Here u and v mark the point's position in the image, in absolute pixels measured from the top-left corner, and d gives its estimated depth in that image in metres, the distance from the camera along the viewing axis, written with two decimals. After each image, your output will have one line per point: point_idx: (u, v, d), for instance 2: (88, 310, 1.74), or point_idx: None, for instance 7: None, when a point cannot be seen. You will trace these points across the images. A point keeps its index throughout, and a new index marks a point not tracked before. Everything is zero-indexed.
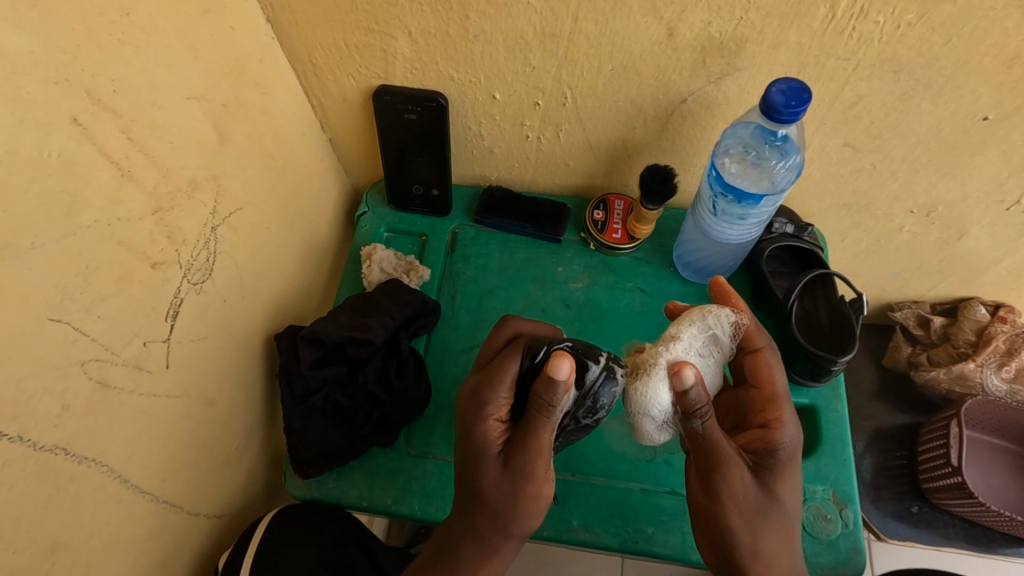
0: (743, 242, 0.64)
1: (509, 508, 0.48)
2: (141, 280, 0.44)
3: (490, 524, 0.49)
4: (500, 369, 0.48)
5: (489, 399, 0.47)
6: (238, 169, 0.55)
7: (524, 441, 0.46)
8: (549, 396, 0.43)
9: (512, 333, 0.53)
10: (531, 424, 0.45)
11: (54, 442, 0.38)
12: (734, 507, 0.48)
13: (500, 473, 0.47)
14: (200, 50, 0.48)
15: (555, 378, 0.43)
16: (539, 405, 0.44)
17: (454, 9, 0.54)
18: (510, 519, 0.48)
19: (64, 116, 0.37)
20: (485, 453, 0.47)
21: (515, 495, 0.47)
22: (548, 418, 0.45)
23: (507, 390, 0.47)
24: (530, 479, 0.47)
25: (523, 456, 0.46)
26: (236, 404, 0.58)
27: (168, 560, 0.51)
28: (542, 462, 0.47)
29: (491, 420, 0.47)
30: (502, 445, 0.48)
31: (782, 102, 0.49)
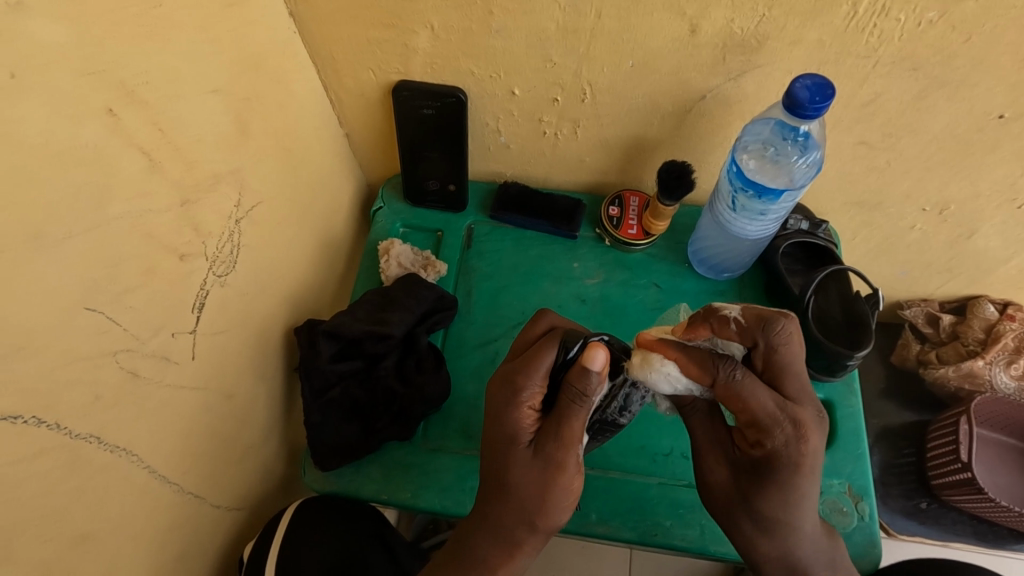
0: (760, 238, 0.65)
1: (539, 500, 0.47)
2: (167, 271, 0.44)
3: (517, 517, 0.48)
4: (535, 357, 0.47)
5: (522, 386, 0.47)
6: (258, 162, 0.55)
7: (556, 429, 0.46)
8: (583, 384, 0.44)
9: (548, 326, 0.53)
10: (564, 411, 0.45)
11: (87, 431, 0.39)
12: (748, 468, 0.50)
13: (531, 461, 0.47)
14: (224, 44, 0.48)
15: (592, 366, 0.44)
16: (573, 394, 0.45)
17: (476, 5, 0.54)
18: (538, 511, 0.47)
19: (98, 106, 0.37)
20: (515, 441, 0.47)
21: (545, 487, 0.47)
22: (581, 407, 0.45)
23: (541, 379, 0.47)
24: (561, 469, 0.46)
25: (555, 444, 0.46)
26: (255, 397, 0.58)
27: (191, 551, 0.51)
28: (574, 454, 0.46)
29: (525, 407, 0.47)
30: (533, 434, 0.48)
31: (808, 98, 0.49)
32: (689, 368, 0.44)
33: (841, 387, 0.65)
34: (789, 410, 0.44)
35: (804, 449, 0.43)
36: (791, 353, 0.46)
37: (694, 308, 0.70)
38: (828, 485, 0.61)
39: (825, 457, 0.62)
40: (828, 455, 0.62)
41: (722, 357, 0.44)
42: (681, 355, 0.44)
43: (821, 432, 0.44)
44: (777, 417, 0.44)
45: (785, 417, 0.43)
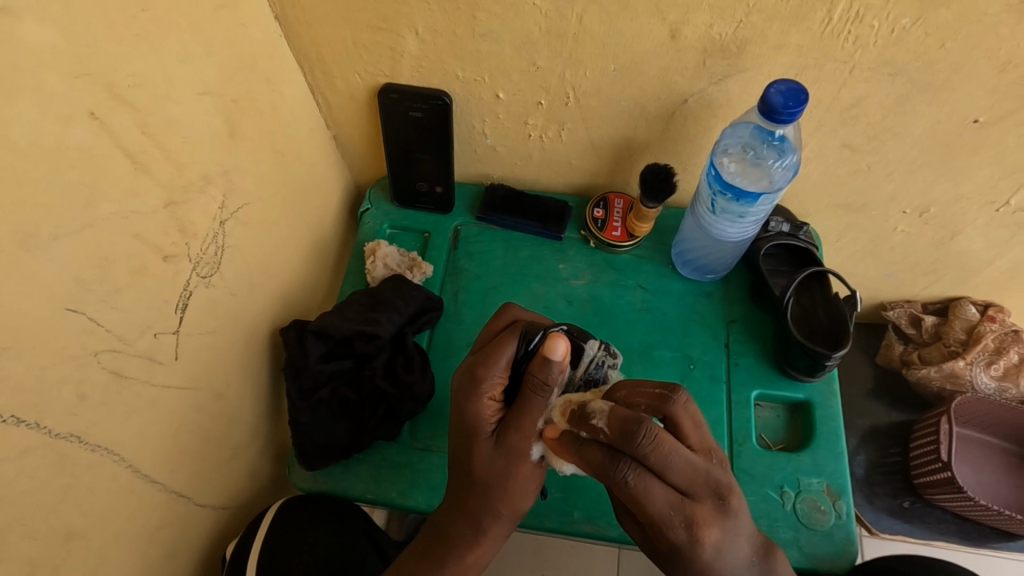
0: (741, 240, 0.66)
1: (502, 488, 0.49)
2: (154, 272, 0.45)
3: (483, 503, 0.50)
4: (494, 349, 0.48)
5: (483, 377, 0.47)
6: (246, 164, 0.55)
7: (517, 417, 0.47)
8: (544, 372, 0.44)
9: (511, 320, 0.53)
10: (527, 402, 0.46)
11: (71, 430, 0.39)
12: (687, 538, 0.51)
13: (494, 451, 0.48)
14: (213, 46, 0.48)
15: (552, 352, 0.44)
16: (534, 384, 0.45)
17: (462, 9, 0.55)
18: (503, 497, 0.49)
19: (83, 110, 0.37)
20: (478, 431, 0.48)
21: (507, 473, 0.49)
22: (543, 396, 0.46)
23: (502, 369, 0.48)
24: (521, 457, 0.48)
25: (515, 433, 0.48)
26: (243, 397, 0.58)
27: (178, 550, 0.52)
28: (534, 443, 0.48)
29: (485, 399, 0.48)
30: (495, 425, 0.49)
31: (781, 103, 0.50)
32: (638, 403, 0.46)
33: (822, 387, 0.66)
34: (712, 477, 0.43)
35: (699, 546, 0.42)
36: (665, 455, 0.41)
37: (680, 309, 0.71)
38: (808, 483, 0.62)
39: (806, 456, 0.63)
40: (808, 454, 0.63)
41: (616, 456, 0.43)
42: (632, 388, 0.46)
43: (722, 519, 0.43)
44: (693, 500, 0.43)
45: (700, 495, 0.43)
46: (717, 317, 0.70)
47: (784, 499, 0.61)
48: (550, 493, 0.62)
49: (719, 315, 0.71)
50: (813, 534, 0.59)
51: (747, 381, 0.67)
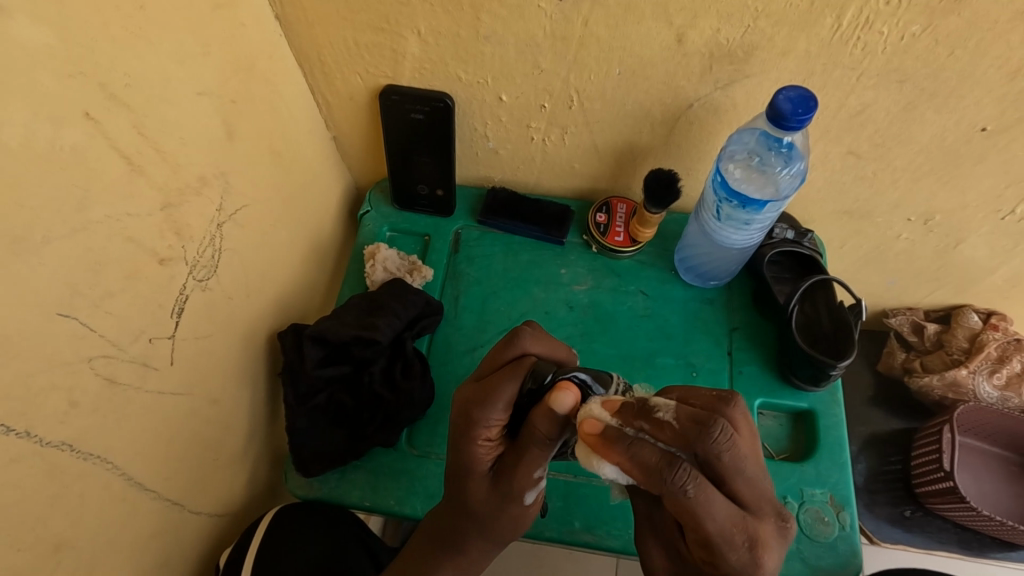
0: (746, 247, 0.65)
1: (498, 525, 0.49)
2: (148, 276, 0.44)
3: (477, 537, 0.49)
4: (493, 391, 0.46)
5: (480, 419, 0.46)
6: (244, 166, 0.54)
7: (514, 458, 0.46)
8: (548, 425, 0.43)
9: (519, 352, 0.49)
10: (526, 449, 0.45)
11: (61, 439, 0.38)
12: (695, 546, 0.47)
13: (488, 490, 0.48)
14: (212, 46, 0.47)
15: (561, 401, 0.42)
16: (537, 435, 0.44)
17: (465, 10, 0.54)
18: (496, 532, 0.49)
19: (77, 111, 0.36)
20: (473, 471, 0.47)
21: (501, 512, 0.48)
22: (546, 446, 0.45)
23: (502, 411, 0.46)
24: (515, 498, 0.47)
25: (508, 477, 0.47)
26: (239, 403, 0.58)
27: (170, 559, 0.51)
28: (531, 487, 0.47)
29: (480, 441, 0.46)
30: (491, 464, 0.48)
31: (790, 110, 0.49)
32: (633, 471, 0.40)
33: (826, 396, 0.65)
34: (765, 501, 0.42)
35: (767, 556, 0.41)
36: (749, 428, 0.43)
37: (681, 316, 0.70)
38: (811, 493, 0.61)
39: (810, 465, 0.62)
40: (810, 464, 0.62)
41: (678, 456, 0.39)
42: (626, 459, 0.40)
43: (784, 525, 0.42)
44: (758, 510, 0.41)
45: (763, 507, 0.41)
46: (719, 325, 0.70)
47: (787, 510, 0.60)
48: (550, 502, 0.61)
49: (722, 322, 0.70)
50: (816, 545, 0.59)
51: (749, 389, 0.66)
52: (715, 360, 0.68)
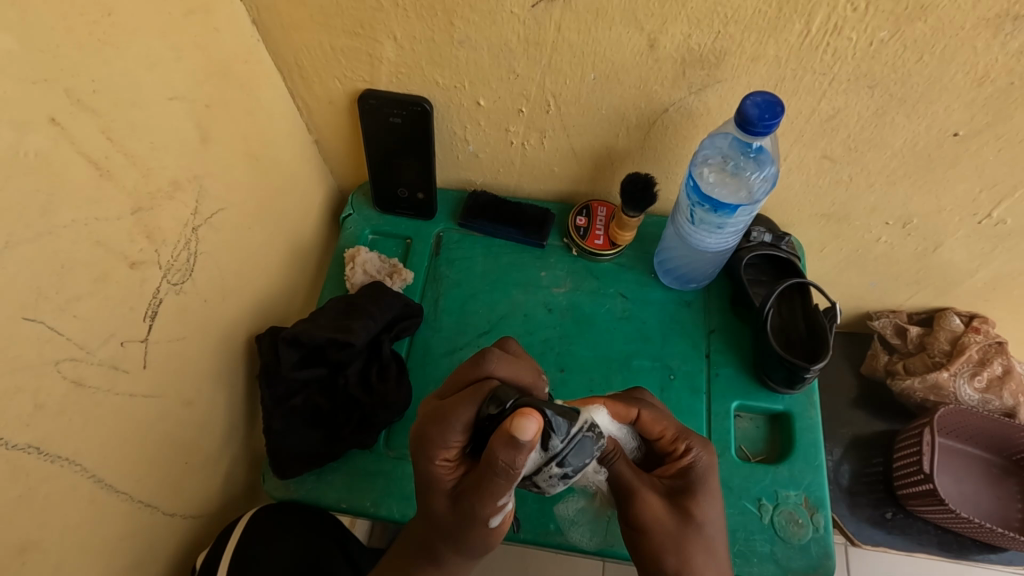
0: (722, 250, 0.65)
1: (467, 543, 0.49)
2: (118, 279, 0.44)
3: (449, 551, 0.50)
4: (450, 413, 0.46)
5: (439, 440, 0.46)
6: (219, 170, 0.55)
7: (474, 484, 0.45)
8: (508, 456, 0.41)
9: (485, 375, 0.50)
10: (484, 478, 0.44)
11: (26, 441, 0.38)
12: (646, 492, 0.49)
13: (451, 509, 0.48)
14: (184, 51, 0.48)
15: (520, 433, 0.41)
16: (496, 466, 0.43)
17: (439, 15, 0.54)
18: (468, 549, 0.49)
19: (42, 116, 0.37)
20: (436, 489, 0.48)
21: (468, 533, 0.48)
22: (506, 478, 0.43)
23: (460, 433, 0.46)
24: (479, 521, 0.47)
25: (470, 502, 0.46)
26: (215, 405, 0.58)
27: (143, 560, 0.51)
28: (495, 510, 0.46)
29: (438, 460, 0.47)
30: (453, 483, 0.48)
31: (757, 115, 0.50)
32: (615, 407, 0.52)
33: (802, 398, 0.66)
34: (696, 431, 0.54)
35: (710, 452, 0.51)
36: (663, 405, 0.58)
37: (660, 318, 0.70)
38: (785, 495, 0.61)
39: (784, 468, 0.63)
40: (785, 466, 0.63)
41: (630, 398, 0.53)
42: (605, 398, 0.52)
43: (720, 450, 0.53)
44: (689, 427, 0.53)
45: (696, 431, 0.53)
46: (697, 327, 0.70)
47: (761, 512, 0.60)
48: (525, 504, 0.61)
49: (699, 325, 0.70)
50: (788, 547, 0.59)
51: (725, 392, 0.66)
52: (692, 362, 0.68)
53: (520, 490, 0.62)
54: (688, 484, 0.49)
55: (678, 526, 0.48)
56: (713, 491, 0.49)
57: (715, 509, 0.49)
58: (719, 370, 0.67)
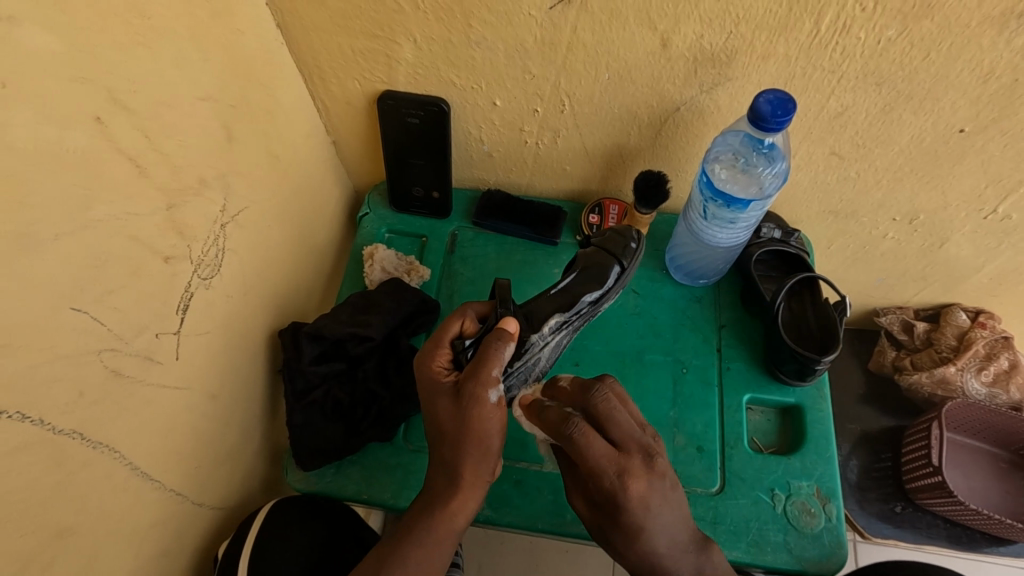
0: (733, 246, 0.67)
1: (465, 456, 0.49)
2: (152, 272, 0.46)
3: (460, 452, 0.49)
4: (442, 329, 0.52)
5: (431, 352, 0.52)
6: (244, 168, 0.56)
7: (471, 377, 0.48)
8: (501, 340, 0.48)
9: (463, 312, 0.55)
10: (477, 364, 0.48)
11: (69, 427, 0.40)
12: (579, 499, 0.52)
13: (449, 407, 0.49)
14: (212, 53, 0.50)
15: (504, 337, 0.49)
16: (491, 350, 0.48)
17: (457, 17, 0.56)
18: (470, 444, 0.48)
19: (86, 114, 0.38)
20: (435, 393, 0.50)
21: (468, 423, 0.48)
22: (499, 352, 0.48)
23: (445, 347, 0.52)
24: (475, 415, 0.48)
25: (467, 392, 0.48)
26: (239, 398, 0.59)
27: (172, 548, 0.52)
28: (492, 388, 0.48)
29: (435, 368, 0.51)
30: (448, 384, 0.50)
31: (769, 112, 0.51)
32: (555, 412, 0.48)
33: (812, 391, 0.67)
34: (620, 463, 0.46)
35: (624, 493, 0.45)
36: (609, 409, 0.47)
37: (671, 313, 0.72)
38: (797, 486, 0.62)
39: (796, 459, 0.64)
40: (797, 458, 0.64)
41: (566, 415, 0.47)
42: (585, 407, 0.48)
43: (646, 480, 0.46)
44: (619, 462, 0.46)
45: (613, 467, 0.45)
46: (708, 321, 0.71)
47: (774, 501, 0.62)
48: (542, 495, 0.62)
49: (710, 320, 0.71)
50: (801, 536, 0.60)
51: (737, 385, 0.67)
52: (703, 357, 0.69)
53: (538, 482, 0.63)
54: (614, 501, 0.46)
55: (592, 512, 0.51)
56: (645, 513, 0.46)
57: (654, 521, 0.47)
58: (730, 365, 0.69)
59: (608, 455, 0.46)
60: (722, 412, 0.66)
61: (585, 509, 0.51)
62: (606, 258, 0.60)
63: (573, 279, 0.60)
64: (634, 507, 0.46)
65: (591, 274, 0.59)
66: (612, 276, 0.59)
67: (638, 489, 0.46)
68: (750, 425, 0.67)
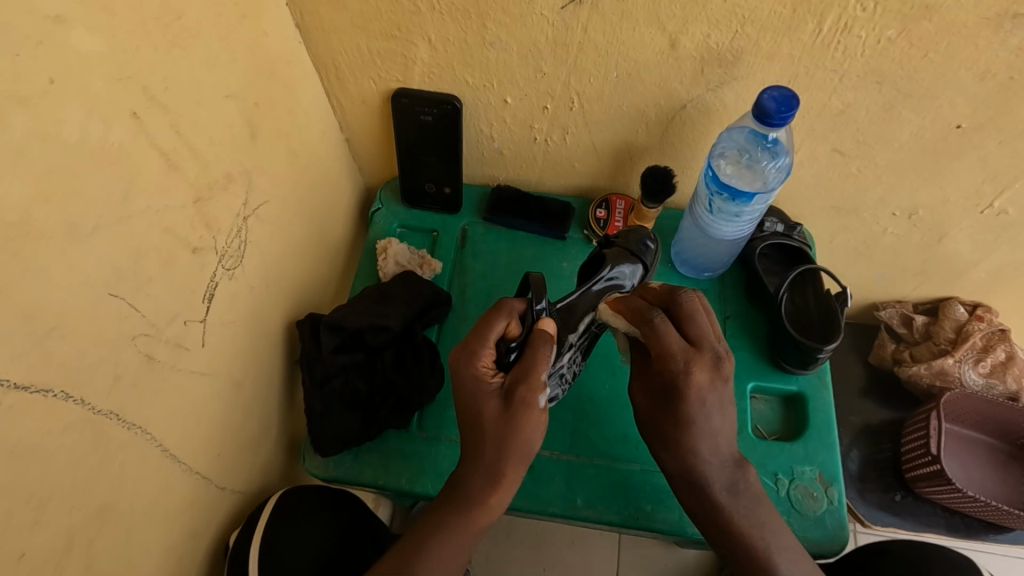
0: (737, 239, 0.69)
1: (513, 457, 0.51)
2: (182, 263, 0.47)
3: (507, 454, 0.51)
4: (486, 328, 0.52)
5: (476, 351, 0.51)
6: (266, 164, 0.58)
7: (523, 382, 0.50)
8: (548, 346, 0.51)
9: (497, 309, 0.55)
10: (530, 370, 0.50)
11: (108, 408, 0.41)
12: (643, 396, 0.55)
13: (498, 410, 0.50)
14: (239, 53, 0.51)
15: (550, 342, 0.51)
16: (541, 356, 0.51)
17: (472, 18, 0.58)
18: (519, 448, 0.51)
19: (125, 111, 0.40)
20: (482, 395, 0.51)
21: (518, 428, 0.50)
22: (547, 355, 0.51)
23: (489, 346, 0.52)
24: (526, 417, 0.50)
25: (520, 397, 0.50)
26: (259, 386, 0.61)
27: (198, 531, 0.54)
28: (541, 393, 0.51)
29: (480, 369, 0.51)
30: (495, 386, 0.51)
31: (774, 108, 0.53)
32: (627, 311, 0.53)
33: (814, 379, 0.69)
34: (689, 352, 0.49)
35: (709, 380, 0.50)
36: (691, 309, 0.51)
37: None
38: (800, 471, 0.64)
39: (799, 445, 0.66)
40: (800, 443, 0.66)
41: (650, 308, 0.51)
42: (626, 303, 0.54)
43: (714, 369, 0.50)
44: (693, 354, 0.49)
45: (682, 354, 0.49)
46: (713, 313, 0.73)
47: (778, 485, 0.64)
48: (553, 481, 0.64)
49: (715, 311, 0.73)
50: (805, 519, 0.62)
51: (743, 375, 0.69)
52: None
53: (548, 468, 0.65)
54: (677, 399, 0.51)
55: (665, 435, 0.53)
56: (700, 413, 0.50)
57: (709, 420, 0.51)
58: (735, 355, 0.71)
59: (674, 358, 0.49)
60: None
61: (646, 393, 0.54)
62: (630, 259, 0.63)
63: (604, 277, 0.62)
64: (714, 352, 0.50)
65: (620, 273, 0.62)
66: (637, 275, 0.63)
67: (704, 374, 0.49)
68: (756, 413, 0.69)
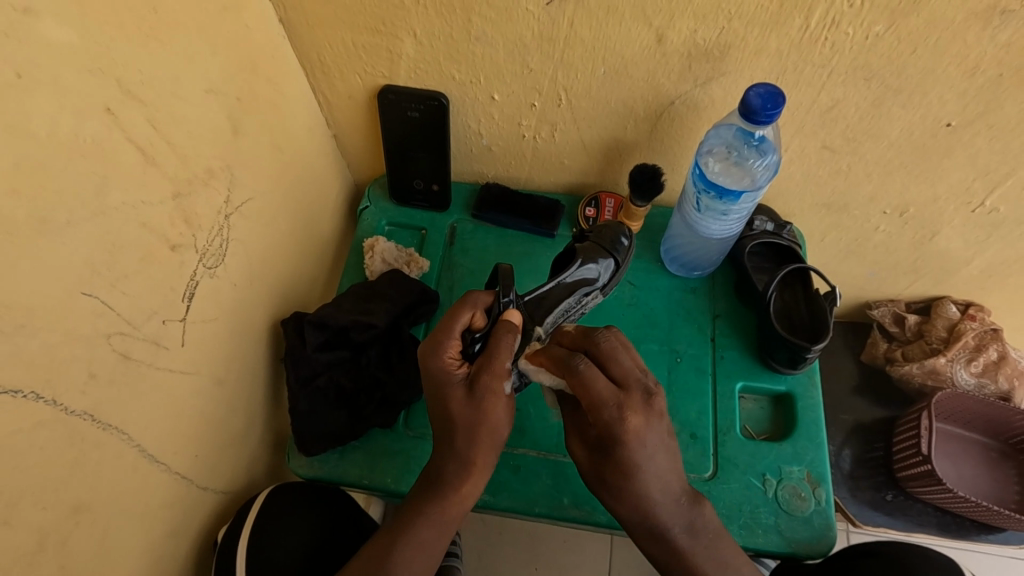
0: (726, 237, 0.68)
1: (479, 444, 0.51)
2: (161, 260, 0.47)
3: (473, 442, 0.51)
4: (452, 319, 0.51)
5: (443, 343, 0.50)
6: (249, 160, 0.58)
7: (486, 370, 0.50)
8: (512, 334, 0.50)
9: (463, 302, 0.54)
10: (495, 358, 0.50)
11: (81, 408, 0.41)
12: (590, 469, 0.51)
13: (464, 400, 0.50)
14: (219, 47, 0.51)
15: (515, 333, 0.51)
16: (506, 345, 0.50)
17: (458, 13, 0.57)
18: (486, 435, 0.51)
19: (98, 105, 0.39)
20: (448, 385, 0.50)
21: (484, 415, 0.50)
22: (513, 344, 0.51)
23: (456, 338, 0.51)
24: (492, 406, 0.50)
25: (486, 385, 0.50)
26: (243, 384, 0.61)
27: (179, 529, 0.54)
28: (506, 381, 0.51)
29: (447, 360, 0.51)
30: (461, 375, 0.51)
31: (759, 105, 0.53)
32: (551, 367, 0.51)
33: (803, 378, 0.68)
34: (621, 398, 0.47)
35: (648, 425, 0.48)
36: (611, 350, 0.50)
37: (667, 303, 0.73)
38: (789, 471, 0.64)
39: (787, 445, 0.65)
40: (789, 443, 0.66)
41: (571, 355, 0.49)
42: (545, 356, 0.52)
43: (647, 416, 0.48)
44: (622, 399, 0.47)
45: (614, 402, 0.47)
46: (703, 311, 0.73)
47: (766, 486, 0.63)
48: (540, 480, 0.64)
49: (705, 310, 0.73)
50: (793, 519, 0.62)
51: (731, 374, 0.69)
52: (699, 346, 0.71)
53: (534, 467, 0.64)
54: (617, 450, 0.48)
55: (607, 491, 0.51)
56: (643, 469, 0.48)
57: (653, 467, 0.49)
58: (723, 353, 0.70)
59: (616, 421, 0.47)
60: (715, 400, 0.68)
61: (595, 454, 0.51)
62: (603, 253, 0.63)
63: (575, 269, 0.62)
64: (641, 440, 0.47)
65: (591, 266, 0.62)
66: (609, 269, 0.63)
67: (638, 421, 0.47)
68: (744, 412, 0.69)
